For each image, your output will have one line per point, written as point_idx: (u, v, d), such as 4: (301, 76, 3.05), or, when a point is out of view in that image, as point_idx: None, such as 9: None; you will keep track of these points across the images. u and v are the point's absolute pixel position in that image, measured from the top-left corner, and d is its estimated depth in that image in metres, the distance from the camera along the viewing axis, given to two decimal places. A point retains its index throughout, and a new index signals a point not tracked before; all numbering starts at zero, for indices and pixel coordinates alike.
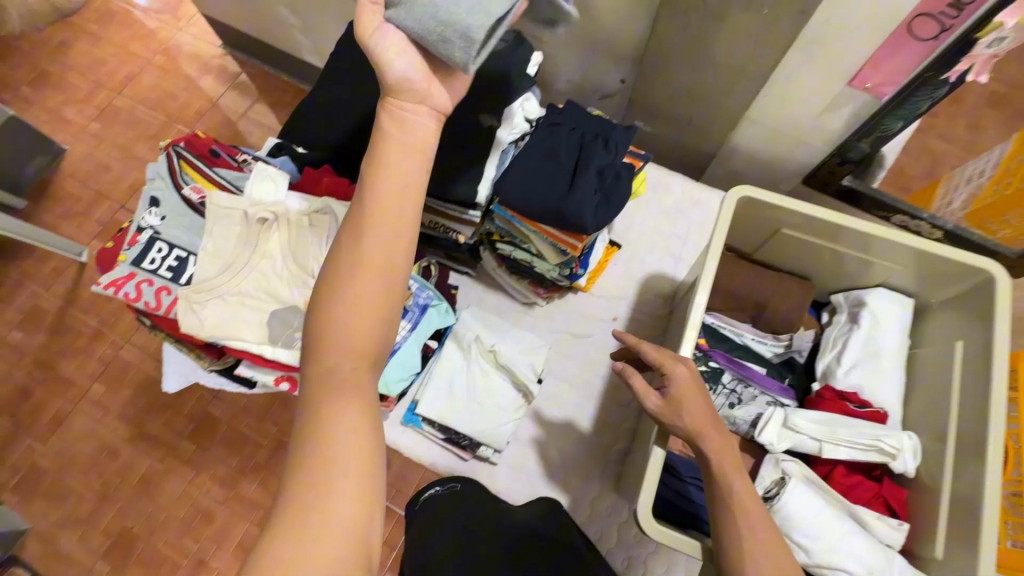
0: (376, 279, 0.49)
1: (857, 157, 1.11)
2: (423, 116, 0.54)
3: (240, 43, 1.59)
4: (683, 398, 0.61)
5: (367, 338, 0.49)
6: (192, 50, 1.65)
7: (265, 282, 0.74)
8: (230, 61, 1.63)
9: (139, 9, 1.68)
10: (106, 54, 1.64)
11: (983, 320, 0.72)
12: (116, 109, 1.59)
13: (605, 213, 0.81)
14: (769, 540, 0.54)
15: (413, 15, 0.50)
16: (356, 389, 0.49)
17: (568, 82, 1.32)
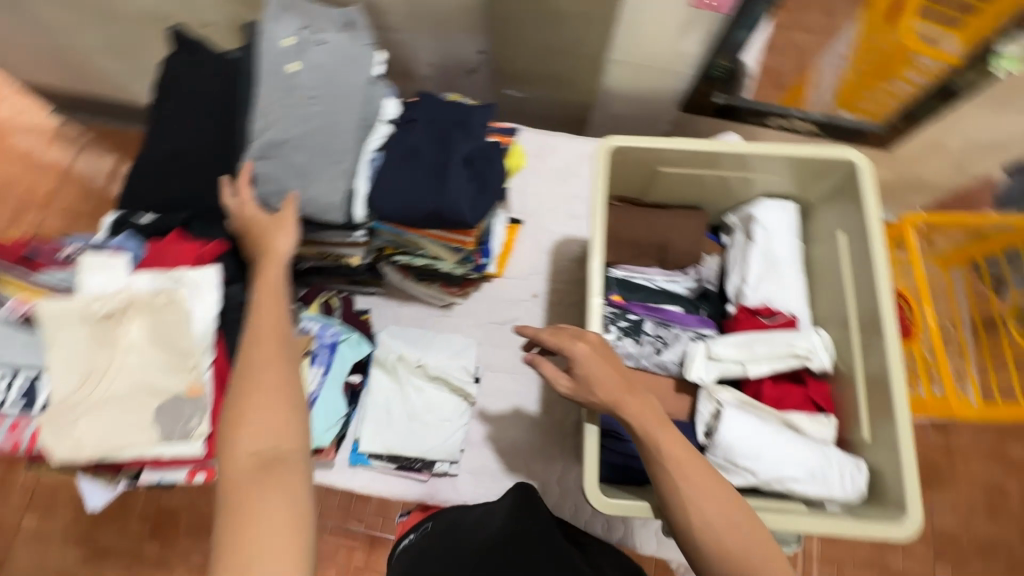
0: (274, 348, 0.61)
1: (722, 74, 1.11)
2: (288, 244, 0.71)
3: (69, 105, 1.41)
4: (589, 371, 0.61)
5: (276, 397, 0.58)
6: (25, 125, 1.47)
7: (136, 378, 0.67)
8: (67, 127, 1.46)
9: None
10: None
11: (857, 206, 0.76)
12: None
13: (482, 202, 0.78)
14: (701, 482, 0.56)
15: (303, 207, 0.81)
16: (275, 443, 0.55)
17: (430, 65, 1.24)
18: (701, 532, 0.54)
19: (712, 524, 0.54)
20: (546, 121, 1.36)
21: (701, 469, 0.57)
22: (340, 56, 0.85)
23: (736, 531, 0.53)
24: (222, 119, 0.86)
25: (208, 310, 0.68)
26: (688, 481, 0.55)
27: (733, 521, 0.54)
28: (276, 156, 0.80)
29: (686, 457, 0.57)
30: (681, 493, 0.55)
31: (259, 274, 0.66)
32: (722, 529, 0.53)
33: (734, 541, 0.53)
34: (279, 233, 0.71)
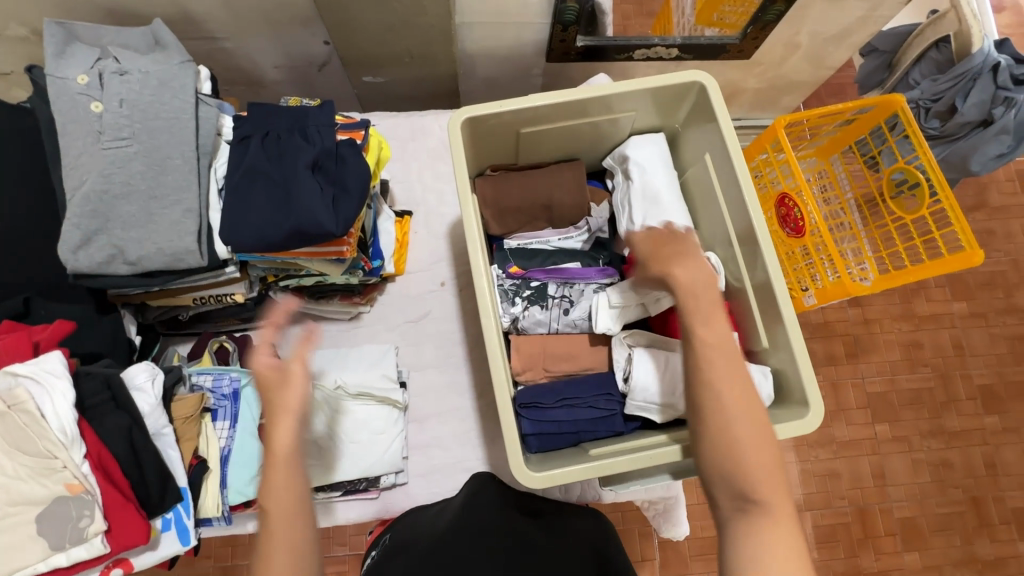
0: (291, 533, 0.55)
1: (574, 17, 1.05)
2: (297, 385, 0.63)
3: None
4: (652, 252, 0.67)
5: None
6: None
7: (5, 493, 0.60)
8: None
9: None
10: None
11: (714, 125, 0.77)
12: None
13: (346, 206, 0.73)
14: (734, 385, 0.56)
15: (154, 258, 0.73)
16: None
17: (277, 69, 1.16)
18: (713, 425, 0.55)
19: (724, 423, 0.55)
20: (416, 102, 1.30)
21: (737, 375, 0.57)
22: (149, 81, 0.76)
23: (750, 429, 0.54)
24: (33, 183, 0.77)
25: (62, 402, 0.61)
26: (713, 380, 0.57)
27: (753, 422, 0.54)
28: (102, 211, 0.72)
29: (722, 357, 0.58)
30: (705, 388, 0.57)
31: (268, 445, 0.57)
32: (740, 425, 0.54)
33: (744, 436, 0.54)
34: (283, 388, 0.62)
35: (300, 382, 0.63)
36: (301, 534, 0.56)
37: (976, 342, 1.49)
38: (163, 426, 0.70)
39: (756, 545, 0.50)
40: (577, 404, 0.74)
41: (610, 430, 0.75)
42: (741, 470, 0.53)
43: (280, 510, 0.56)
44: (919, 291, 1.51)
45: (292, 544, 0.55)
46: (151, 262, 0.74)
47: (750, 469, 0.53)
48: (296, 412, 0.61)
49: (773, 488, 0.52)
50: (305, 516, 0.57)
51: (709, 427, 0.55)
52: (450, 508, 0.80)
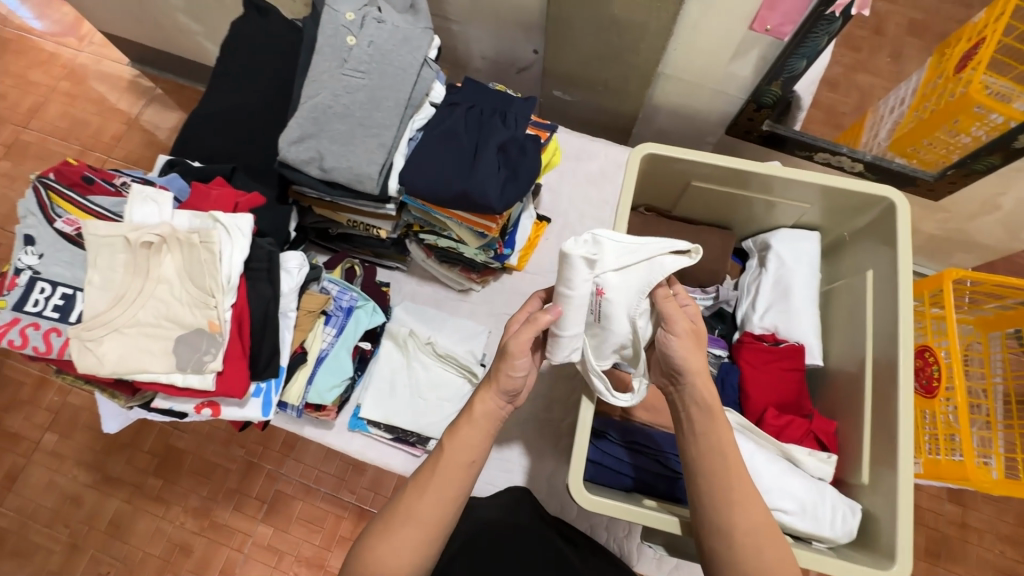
0: (449, 484, 0.63)
1: (771, 101, 1.08)
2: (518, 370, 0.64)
3: (162, 62, 1.60)
4: (688, 355, 0.61)
5: (431, 517, 0.61)
6: (111, 75, 1.66)
7: (166, 308, 0.71)
8: (149, 80, 1.65)
9: (51, 41, 1.70)
10: (28, 99, 1.64)
11: (889, 246, 0.74)
12: (46, 150, 1.60)
13: (513, 189, 0.80)
14: (761, 522, 0.55)
15: (341, 173, 0.84)
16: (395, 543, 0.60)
17: (483, 59, 1.28)
18: (740, 562, 0.54)
19: (749, 561, 0.54)
20: (587, 128, 1.36)
21: (763, 516, 0.55)
22: (396, 34, 0.89)
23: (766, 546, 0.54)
24: (277, 84, 0.92)
25: (238, 255, 0.72)
26: (730, 492, 0.56)
27: (778, 563, 0.54)
28: (319, 121, 0.84)
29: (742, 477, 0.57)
30: (732, 522, 0.55)
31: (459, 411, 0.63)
32: (769, 567, 0.53)
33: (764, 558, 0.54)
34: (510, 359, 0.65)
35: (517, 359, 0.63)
36: (449, 497, 0.62)
37: None
38: (290, 309, 0.80)
39: None
40: (643, 452, 0.74)
41: (668, 492, 0.73)
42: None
43: (446, 475, 0.63)
44: None
45: (445, 493, 0.62)
46: (337, 174, 0.84)
47: None
48: (501, 390, 0.65)
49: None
50: (469, 478, 0.64)
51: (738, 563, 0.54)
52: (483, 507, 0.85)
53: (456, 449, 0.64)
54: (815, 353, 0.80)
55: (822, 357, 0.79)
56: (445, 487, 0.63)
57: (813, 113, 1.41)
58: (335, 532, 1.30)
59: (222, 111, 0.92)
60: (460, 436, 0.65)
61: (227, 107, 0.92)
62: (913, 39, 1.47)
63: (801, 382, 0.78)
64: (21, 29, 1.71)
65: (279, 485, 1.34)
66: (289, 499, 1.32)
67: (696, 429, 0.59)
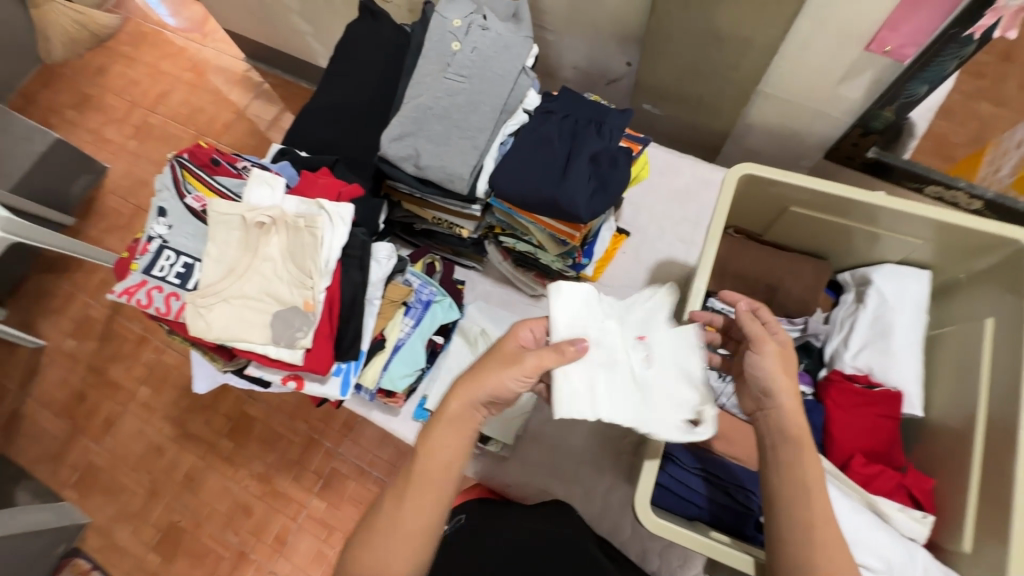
0: (426, 487, 0.60)
1: (882, 127, 1.01)
2: (516, 381, 0.60)
3: (274, 59, 1.74)
4: (775, 372, 0.58)
5: (412, 521, 0.59)
6: (228, 68, 1.83)
7: (269, 283, 0.76)
8: (261, 75, 1.80)
9: (181, 36, 1.89)
10: (158, 86, 1.84)
11: (1016, 294, 0.67)
12: (168, 132, 1.78)
13: (601, 200, 0.80)
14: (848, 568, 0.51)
15: (435, 172, 0.88)
16: (381, 544, 0.59)
17: (573, 69, 1.29)
18: None
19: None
20: (673, 144, 1.34)
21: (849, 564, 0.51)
22: (499, 41, 0.91)
23: None
24: (383, 85, 0.97)
25: (338, 241, 0.77)
26: (813, 531, 0.53)
27: None
28: (419, 121, 0.88)
29: (829, 518, 0.53)
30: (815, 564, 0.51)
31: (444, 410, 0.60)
32: None
33: None
34: (503, 364, 0.61)
35: (519, 371, 0.60)
36: (428, 505, 0.59)
37: None
38: (376, 297, 0.84)
39: None
40: (712, 480, 0.72)
41: (734, 525, 0.71)
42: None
43: (423, 486, 0.60)
44: None
45: (425, 497, 0.60)
46: (431, 173, 0.88)
47: None
48: (488, 390, 0.60)
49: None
50: (449, 479, 0.60)
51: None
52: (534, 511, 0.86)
53: (428, 452, 0.61)
54: (913, 401, 0.74)
55: (920, 406, 0.73)
56: (421, 490, 0.60)
57: None
58: None
59: (331, 107, 0.98)
60: (433, 439, 0.61)
61: (335, 103, 0.98)
62: None
63: (895, 432, 0.73)
64: (158, 24, 1.91)
65: (336, 463, 1.40)
66: (344, 478, 1.38)
67: (780, 457, 0.56)
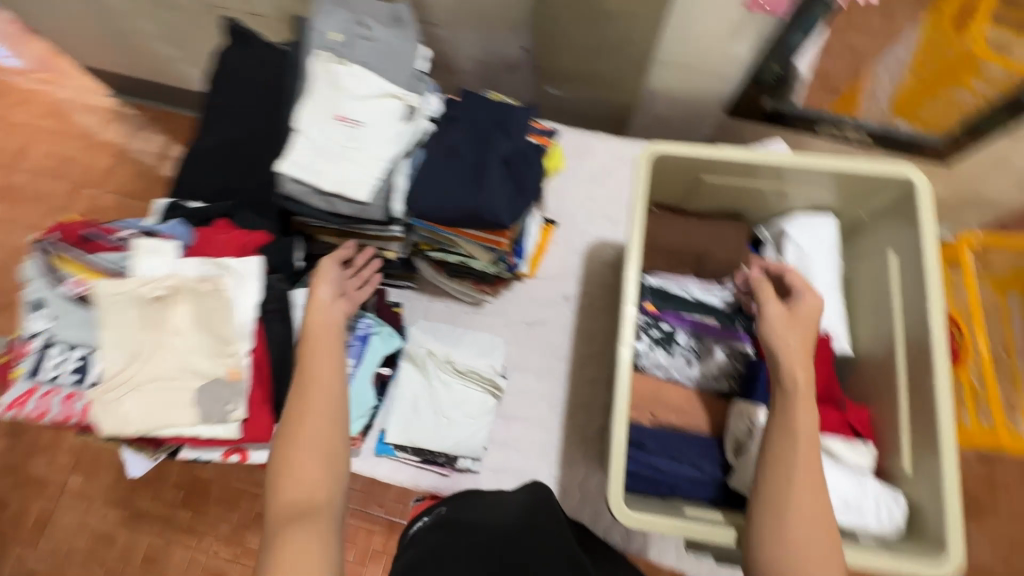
0: (327, 387, 0.67)
1: (772, 80, 1.06)
2: (333, 268, 0.78)
3: (145, 91, 1.57)
4: (779, 325, 0.67)
5: (326, 419, 0.64)
6: (92, 108, 1.63)
7: (184, 359, 0.69)
8: (133, 110, 1.62)
9: (27, 79, 1.66)
10: (12, 140, 1.62)
11: (912, 228, 0.72)
12: (35, 191, 1.58)
13: (521, 203, 0.78)
14: (817, 514, 0.56)
15: (345, 206, 0.82)
16: (312, 444, 0.62)
17: (471, 61, 1.21)
18: (789, 552, 0.55)
19: (800, 546, 0.55)
20: (584, 122, 1.33)
21: (817, 508, 0.57)
22: (384, 52, 0.88)
23: (814, 538, 0.55)
24: (266, 113, 0.89)
25: (250, 298, 0.71)
26: (792, 475, 0.58)
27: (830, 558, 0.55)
28: (316, 150, 0.81)
29: (811, 467, 0.58)
30: (789, 506, 0.57)
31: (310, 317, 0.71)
32: (818, 557, 0.54)
33: (805, 549, 0.55)
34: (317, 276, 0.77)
35: (331, 266, 0.78)
36: (336, 411, 0.66)
37: None
38: None
39: None
40: (679, 458, 0.74)
41: (704, 495, 0.73)
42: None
43: (324, 391, 0.66)
44: None
45: (326, 403, 0.66)
46: (341, 204, 0.82)
47: None
48: (332, 283, 0.76)
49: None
50: (339, 378, 0.69)
51: (788, 543, 0.55)
52: (507, 503, 0.80)
53: (318, 359, 0.69)
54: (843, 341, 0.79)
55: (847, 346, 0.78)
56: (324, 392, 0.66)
57: None
58: (368, 547, 1.30)
59: (215, 148, 0.90)
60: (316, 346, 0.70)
61: (220, 143, 0.90)
62: None
63: (831, 371, 0.75)
64: None
65: None
66: None
67: (774, 408, 0.63)
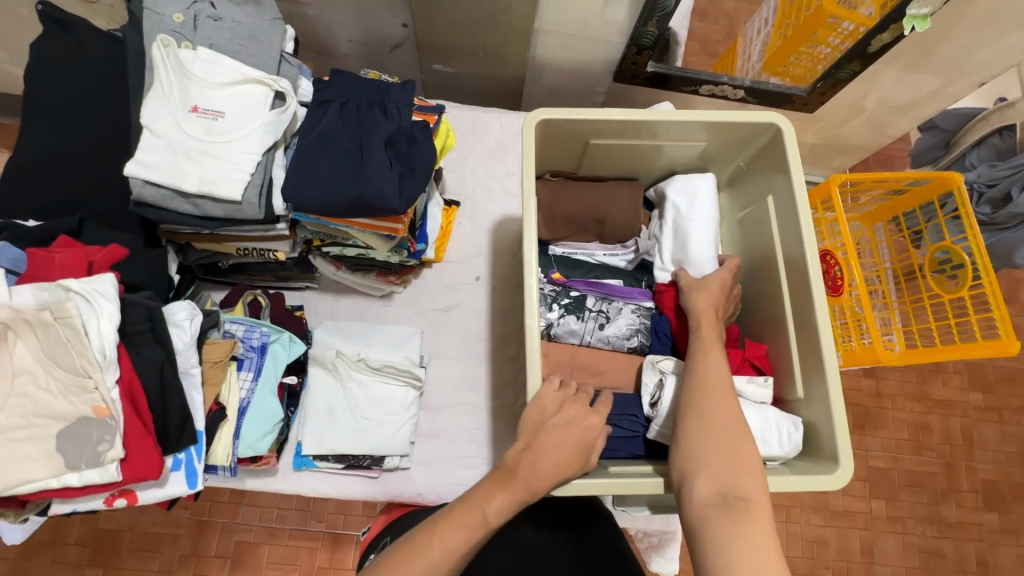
0: (464, 534, 0.58)
1: (651, 42, 1.05)
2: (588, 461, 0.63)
3: None
4: (692, 284, 0.76)
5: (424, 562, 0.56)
6: None
7: (35, 401, 0.60)
8: None
9: None
10: None
11: (783, 172, 0.77)
12: None
13: (411, 182, 0.74)
14: (719, 385, 0.63)
15: (215, 205, 0.74)
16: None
17: (350, 43, 1.18)
18: (695, 419, 0.61)
19: (717, 435, 0.59)
20: (479, 98, 1.30)
21: (730, 407, 0.61)
22: (239, 33, 0.79)
23: (718, 403, 0.61)
24: (108, 114, 0.79)
25: (107, 324, 0.61)
26: (700, 360, 0.66)
27: (729, 417, 0.60)
28: (171, 148, 0.72)
29: (713, 351, 0.66)
30: (696, 381, 0.63)
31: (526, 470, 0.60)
32: (719, 417, 0.60)
33: (712, 412, 0.60)
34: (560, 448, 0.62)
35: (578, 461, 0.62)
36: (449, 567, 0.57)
37: (986, 437, 1.39)
38: (192, 366, 0.70)
39: (730, 538, 0.53)
40: None
41: (627, 451, 0.75)
42: (732, 473, 0.57)
43: (465, 523, 0.59)
44: (937, 373, 1.42)
45: (459, 536, 0.58)
46: (212, 205, 0.74)
47: (711, 441, 0.59)
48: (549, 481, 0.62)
49: (759, 490, 0.56)
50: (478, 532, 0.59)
51: (710, 433, 0.59)
52: None
53: (496, 508, 0.59)
54: (708, 269, 0.82)
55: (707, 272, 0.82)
56: (457, 539, 0.58)
57: (691, 42, 1.42)
58: (312, 565, 1.21)
59: (46, 156, 0.77)
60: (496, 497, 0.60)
61: (51, 150, 0.77)
62: None
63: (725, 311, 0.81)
64: None
65: (239, 536, 1.22)
66: (254, 546, 1.22)
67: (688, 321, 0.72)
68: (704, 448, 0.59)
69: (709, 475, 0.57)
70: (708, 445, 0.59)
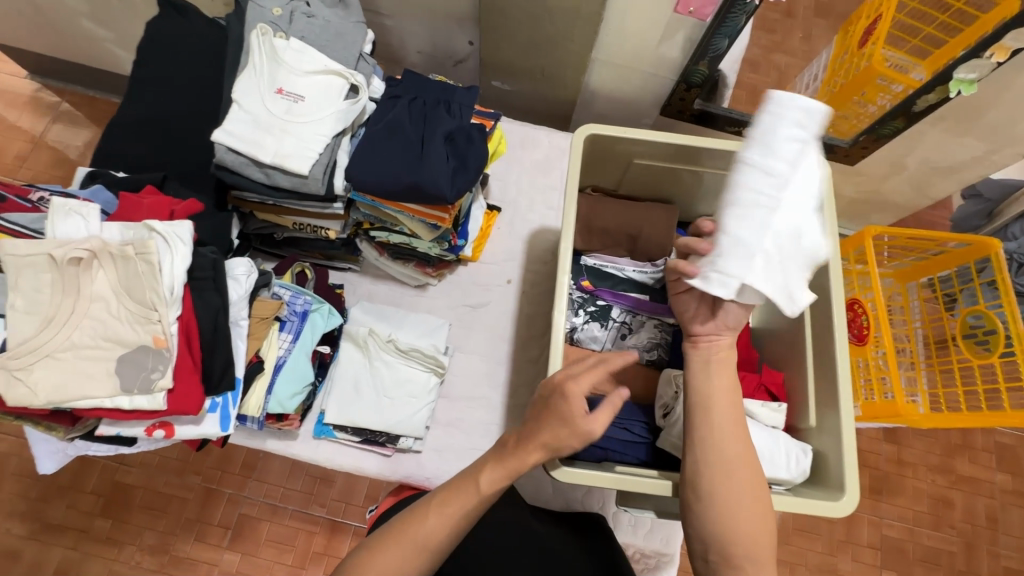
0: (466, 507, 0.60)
1: (700, 80, 1.10)
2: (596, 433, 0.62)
3: (53, 70, 1.43)
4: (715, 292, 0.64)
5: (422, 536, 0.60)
6: None
7: (105, 325, 0.67)
8: (44, 92, 1.46)
9: None
10: None
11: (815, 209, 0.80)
12: None
13: (462, 177, 0.81)
14: (737, 450, 0.60)
15: (283, 176, 0.81)
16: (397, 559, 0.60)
17: (419, 54, 1.27)
18: (717, 487, 0.59)
19: (732, 493, 0.59)
20: (530, 117, 1.37)
21: (751, 473, 0.60)
22: (327, 29, 0.88)
23: (737, 472, 0.59)
24: (202, 88, 0.88)
25: (179, 264, 0.68)
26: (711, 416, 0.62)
27: (750, 483, 0.59)
28: (254, 121, 0.80)
29: (727, 403, 0.62)
30: (711, 442, 0.61)
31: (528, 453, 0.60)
32: (740, 485, 0.59)
33: (732, 482, 0.59)
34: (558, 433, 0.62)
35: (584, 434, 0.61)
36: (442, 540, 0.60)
37: (1011, 520, 1.34)
38: (241, 317, 0.77)
39: None
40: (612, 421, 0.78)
41: (636, 456, 0.77)
42: (754, 543, 0.58)
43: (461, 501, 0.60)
44: (964, 449, 1.38)
45: (452, 513, 0.60)
46: (281, 175, 0.81)
47: (737, 512, 0.58)
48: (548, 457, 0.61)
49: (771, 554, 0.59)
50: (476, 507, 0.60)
51: (734, 502, 0.58)
52: None
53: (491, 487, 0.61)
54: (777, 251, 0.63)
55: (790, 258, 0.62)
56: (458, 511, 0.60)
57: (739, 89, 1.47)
58: (308, 549, 1.23)
59: (145, 118, 0.87)
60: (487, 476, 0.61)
61: (150, 114, 0.87)
62: (820, 20, 1.56)
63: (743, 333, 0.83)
64: None
65: (243, 509, 1.26)
66: (255, 522, 1.25)
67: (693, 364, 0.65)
68: (726, 519, 0.58)
69: (734, 546, 0.58)
70: (734, 517, 0.58)
